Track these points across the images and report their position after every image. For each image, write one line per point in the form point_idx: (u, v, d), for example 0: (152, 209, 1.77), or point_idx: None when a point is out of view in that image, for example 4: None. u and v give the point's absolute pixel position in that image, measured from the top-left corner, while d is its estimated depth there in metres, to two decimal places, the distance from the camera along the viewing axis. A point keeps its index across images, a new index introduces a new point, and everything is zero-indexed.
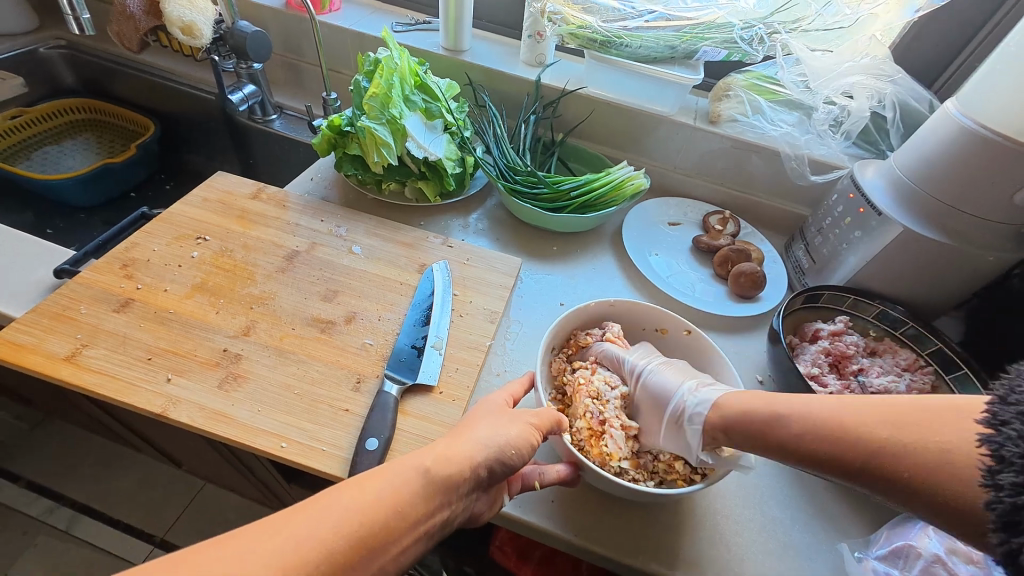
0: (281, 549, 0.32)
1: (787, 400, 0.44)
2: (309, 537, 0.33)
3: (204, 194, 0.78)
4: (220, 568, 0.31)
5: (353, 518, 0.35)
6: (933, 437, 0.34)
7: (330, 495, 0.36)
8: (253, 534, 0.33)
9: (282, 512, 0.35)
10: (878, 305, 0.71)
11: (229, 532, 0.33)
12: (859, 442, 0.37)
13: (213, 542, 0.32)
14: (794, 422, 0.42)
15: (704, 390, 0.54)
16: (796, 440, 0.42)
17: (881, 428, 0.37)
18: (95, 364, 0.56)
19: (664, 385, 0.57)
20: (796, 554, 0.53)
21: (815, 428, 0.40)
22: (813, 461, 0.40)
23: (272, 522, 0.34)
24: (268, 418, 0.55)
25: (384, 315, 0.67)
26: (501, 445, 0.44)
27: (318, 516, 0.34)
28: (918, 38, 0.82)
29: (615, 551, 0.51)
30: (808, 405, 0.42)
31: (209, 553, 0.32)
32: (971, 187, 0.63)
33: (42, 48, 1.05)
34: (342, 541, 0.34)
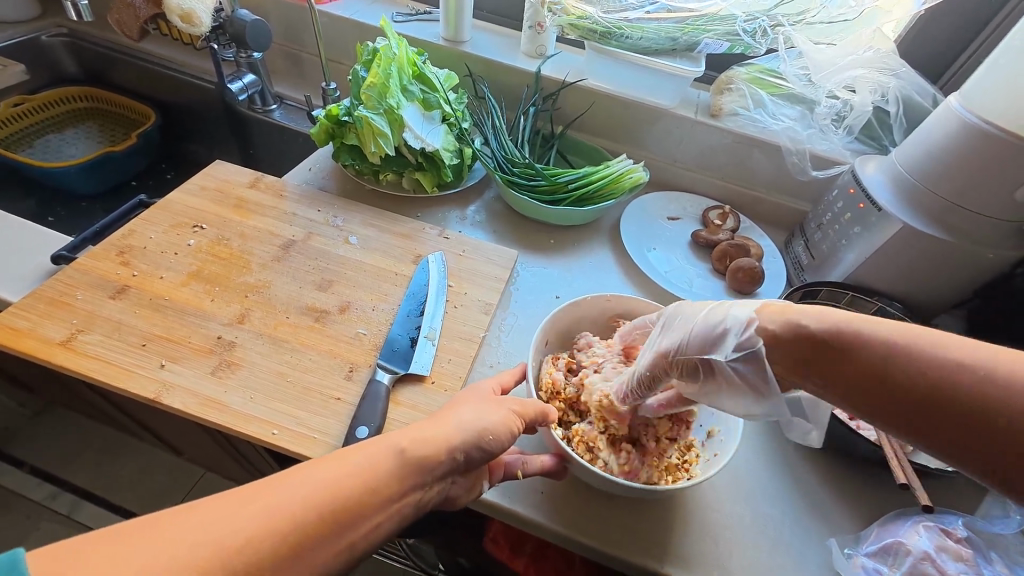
0: (249, 516, 0.33)
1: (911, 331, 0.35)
2: (278, 508, 0.34)
3: (201, 183, 0.78)
4: (187, 534, 0.31)
5: (325, 492, 0.35)
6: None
7: (300, 470, 0.36)
8: (220, 504, 0.33)
9: (253, 484, 0.35)
10: (876, 302, 0.71)
11: (196, 502, 0.33)
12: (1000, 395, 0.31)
13: (184, 508, 0.33)
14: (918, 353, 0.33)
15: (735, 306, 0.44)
16: (903, 380, 0.33)
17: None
18: (90, 349, 0.57)
19: (690, 317, 0.48)
20: (786, 548, 0.53)
21: (946, 367, 0.32)
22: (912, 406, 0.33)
23: (239, 495, 0.34)
24: (260, 406, 0.55)
25: (378, 305, 0.67)
26: (479, 429, 0.44)
27: (288, 490, 0.35)
28: (923, 32, 0.80)
29: (602, 541, 0.51)
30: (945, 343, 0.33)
31: (175, 524, 0.32)
32: (972, 183, 0.62)
33: (44, 36, 1.05)
34: (312, 514, 0.34)
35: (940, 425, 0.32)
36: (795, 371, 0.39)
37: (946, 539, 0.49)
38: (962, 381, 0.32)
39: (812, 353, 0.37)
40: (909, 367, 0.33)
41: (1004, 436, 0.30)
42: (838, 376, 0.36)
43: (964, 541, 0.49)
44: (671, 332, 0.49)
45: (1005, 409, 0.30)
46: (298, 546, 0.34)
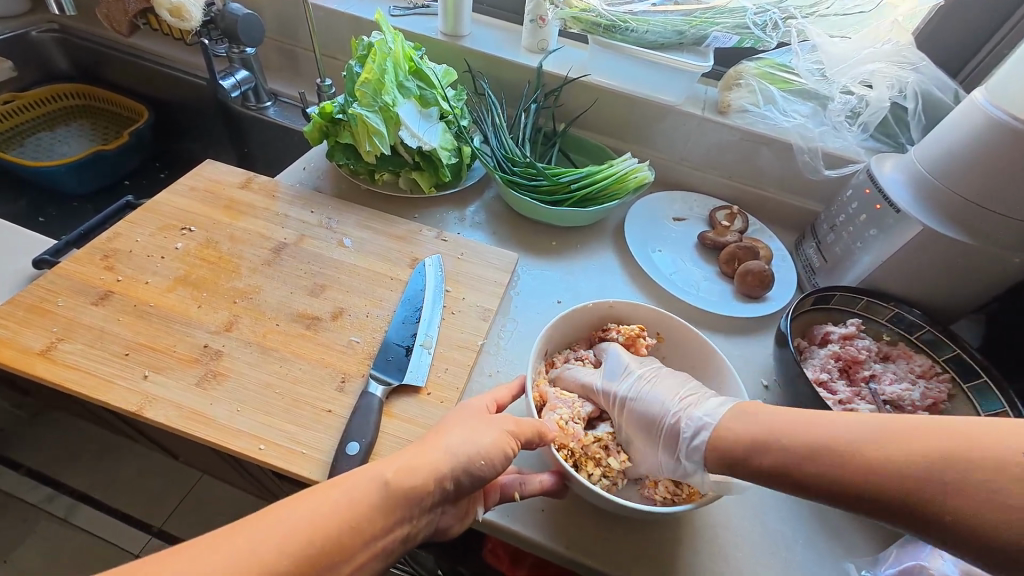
0: (219, 569, 0.30)
1: (797, 424, 0.41)
2: (249, 558, 0.31)
3: (190, 183, 0.76)
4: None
5: (301, 537, 0.33)
6: (959, 461, 0.33)
7: (275, 511, 0.34)
8: (191, 551, 0.31)
9: (225, 526, 0.33)
10: (893, 308, 0.68)
11: (163, 549, 0.31)
12: (901, 471, 0.35)
13: (149, 559, 0.30)
14: (824, 446, 0.38)
15: (705, 404, 0.49)
16: (832, 476, 0.37)
17: (900, 451, 0.36)
18: (70, 358, 0.54)
19: (653, 404, 0.52)
20: (799, 570, 0.50)
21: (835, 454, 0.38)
22: (842, 497, 0.37)
23: (210, 539, 0.32)
24: (247, 418, 0.52)
25: (373, 310, 0.64)
26: (470, 454, 0.42)
27: (263, 532, 0.32)
28: (943, 23, 0.77)
29: (606, 564, 0.49)
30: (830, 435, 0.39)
31: (141, 572, 0.30)
32: (998, 183, 0.59)
33: (34, 32, 1.03)
34: (287, 562, 0.32)
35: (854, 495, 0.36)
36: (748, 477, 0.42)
37: None
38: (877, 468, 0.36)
39: (751, 462, 0.42)
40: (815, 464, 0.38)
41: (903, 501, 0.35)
42: (776, 478, 0.40)
43: None
44: (635, 424, 0.52)
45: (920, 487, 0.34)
46: None
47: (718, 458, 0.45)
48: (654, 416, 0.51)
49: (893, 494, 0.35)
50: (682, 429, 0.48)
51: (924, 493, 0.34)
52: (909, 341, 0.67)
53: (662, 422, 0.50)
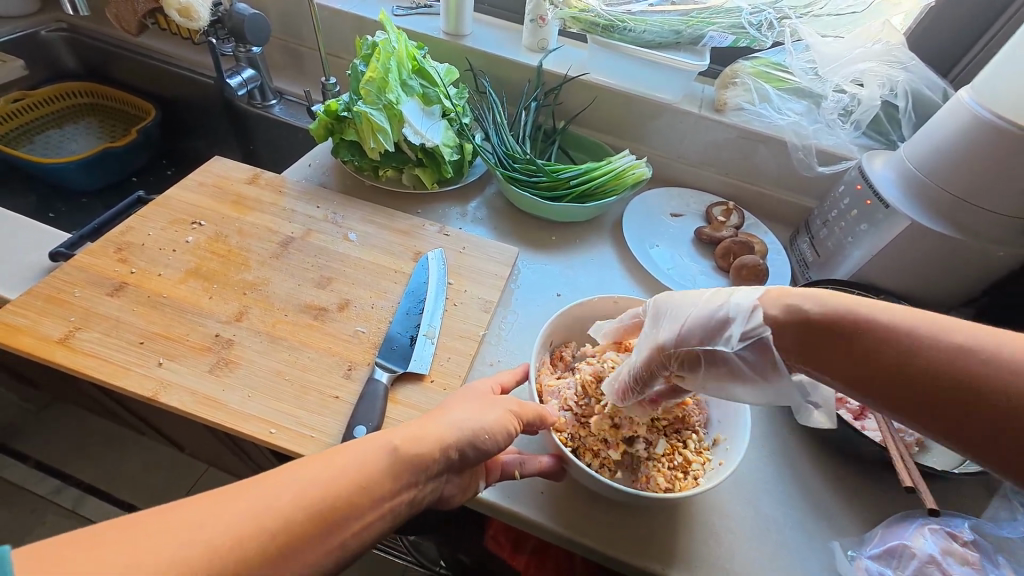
0: (236, 518, 0.32)
1: (889, 314, 0.37)
2: (265, 507, 0.33)
3: (199, 178, 0.78)
4: (170, 533, 0.31)
5: (314, 492, 0.35)
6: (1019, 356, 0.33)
7: (290, 468, 0.36)
8: (209, 502, 0.33)
9: (242, 482, 0.35)
10: (882, 301, 0.70)
11: (179, 500, 0.33)
12: (974, 378, 0.34)
13: (172, 506, 0.32)
14: (902, 339, 0.36)
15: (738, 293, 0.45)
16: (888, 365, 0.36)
17: (981, 359, 0.34)
18: (86, 346, 0.56)
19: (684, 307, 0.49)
20: (787, 550, 0.52)
21: (912, 349, 0.36)
22: (910, 395, 0.36)
23: (226, 493, 0.34)
24: (258, 404, 0.54)
25: (377, 302, 0.66)
26: (475, 428, 0.44)
27: (277, 488, 0.34)
28: (935, 23, 0.78)
29: (601, 543, 0.51)
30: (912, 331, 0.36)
31: (161, 521, 0.31)
32: (983, 179, 0.61)
33: (43, 31, 1.05)
34: (299, 513, 0.34)
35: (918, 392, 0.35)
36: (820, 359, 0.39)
37: (952, 542, 0.48)
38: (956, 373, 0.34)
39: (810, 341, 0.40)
40: (887, 360, 0.36)
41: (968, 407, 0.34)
42: (842, 363, 0.38)
43: (970, 544, 0.48)
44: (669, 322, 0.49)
45: (992, 398, 0.33)
46: (289, 544, 0.33)
47: (790, 336, 0.41)
48: (695, 320, 0.47)
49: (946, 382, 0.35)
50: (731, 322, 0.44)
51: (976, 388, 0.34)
52: None
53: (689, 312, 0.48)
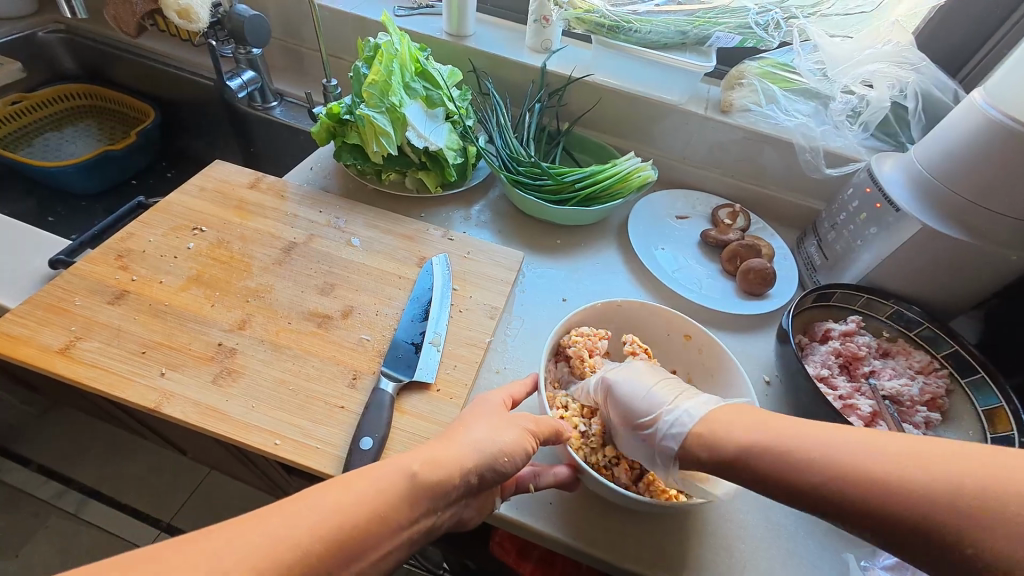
0: (251, 549, 0.31)
1: (814, 437, 0.39)
2: (282, 537, 0.33)
3: (200, 183, 0.77)
4: (185, 564, 0.30)
5: (331, 520, 0.34)
6: (894, 463, 0.35)
7: (308, 495, 0.35)
8: (224, 531, 0.32)
9: (258, 510, 0.34)
10: (892, 305, 0.69)
11: (197, 530, 0.32)
12: (896, 496, 0.34)
13: (188, 535, 0.32)
14: (823, 464, 0.37)
15: (690, 402, 0.49)
16: (836, 493, 0.36)
17: (903, 477, 0.34)
18: (88, 356, 0.55)
19: (632, 395, 0.52)
20: (799, 561, 0.51)
21: (825, 475, 0.37)
22: (855, 519, 0.35)
23: (242, 522, 0.33)
24: (263, 415, 0.53)
25: (382, 309, 0.65)
26: (493, 450, 0.43)
27: (293, 518, 0.34)
28: (943, 23, 0.78)
29: (612, 554, 0.50)
30: (835, 453, 0.37)
31: (176, 552, 0.31)
32: (996, 183, 0.60)
33: (40, 32, 1.04)
34: (317, 544, 0.33)
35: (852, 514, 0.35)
36: (749, 482, 0.41)
37: None
38: (883, 493, 0.34)
39: (750, 468, 0.41)
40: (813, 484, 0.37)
41: (909, 532, 0.33)
42: (774, 487, 0.39)
43: None
44: (616, 414, 0.52)
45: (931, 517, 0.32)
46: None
47: (714, 461, 0.44)
48: (631, 403, 0.51)
49: (887, 511, 0.34)
50: (660, 422, 0.48)
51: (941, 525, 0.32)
52: (908, 337, 0.68)
53: (638, 412, 0.50)
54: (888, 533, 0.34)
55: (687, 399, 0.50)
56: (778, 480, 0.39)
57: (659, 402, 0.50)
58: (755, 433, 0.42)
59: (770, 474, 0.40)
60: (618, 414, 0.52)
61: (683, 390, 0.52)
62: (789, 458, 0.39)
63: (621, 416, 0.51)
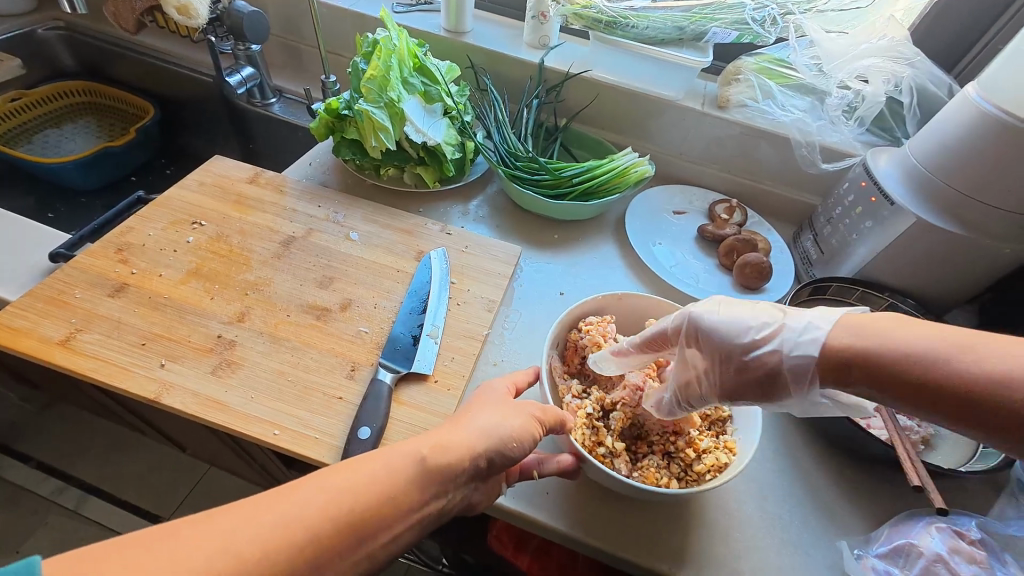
0: (263, 529, 0.32)
1: (927, 335, 0.37)
2: (294, 516, 0.33)
3: (199, 178, 0.77)
4: (198, 543, 0.30)
5: (342, 503, 0.35)
6: (1015, 362, 0.34)
7: (319, 477, 0.36)
8: (236, 511, 0.33)
9: (269, 491, 0.35)
10: (887, 298, 0.69)
11: (209, 510, 0.33)
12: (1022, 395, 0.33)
13: (201, 515, 0.32)
14: (942, 364, 0.36)
15: (802, 316, 0.45)
16: (955, 392, 0.35)
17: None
18: (88, 348, 0.56)
19: (730, 329, 0.48)
20: (794, 549, 0.52)
21: (942, 375, 0.35)
22: (966, 415, 0.35)
23: (254, 503, 0.33)
24: (262, 406, 0.54)
25: (380, 302, 0.66)
26: (502, 435, 0.44)
27: (305, 500, 0.34)
28: (938, 19, 0.78)
29: (609, 544, 0.50)
30: (954, 354, 0.35)
31: (189, 531, 0.31)
32: (989, 176, 0.60)
33: (40, 29, 1.04)
34: (329, 524, 0.34)
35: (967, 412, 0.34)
36: (851, 380, 0.40)
37: (959, 540, 0.48)
38: (1005, 393, 0.33)
39: (850, 364, 0.40)
40: (930, 380, 0.36)
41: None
42: (880, 384, 0.38)
43: (976, 543, 0.49)
44: (717, 353, 0.48)
45: None
46: (316, 556, 0.33)
47: (825, 367, 0.41)
48: (733, 337, 0.47)
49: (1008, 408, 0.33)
50: (781, 344, 0.44)
51: None
52: None
53: (747, 342, 0.46)
54: (1001, 430, 0.34)
55: (791, 315, 0.46)
56: (882, 377, 0.38)
57: (768, 327, 0.46)
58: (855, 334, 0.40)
59: (874, 372, 0.38)
60: (723, 351, 0.48)
61: (781, 309, 0.47)
62: (899, 356, 0.37)
63: (726, 354, 0.47)
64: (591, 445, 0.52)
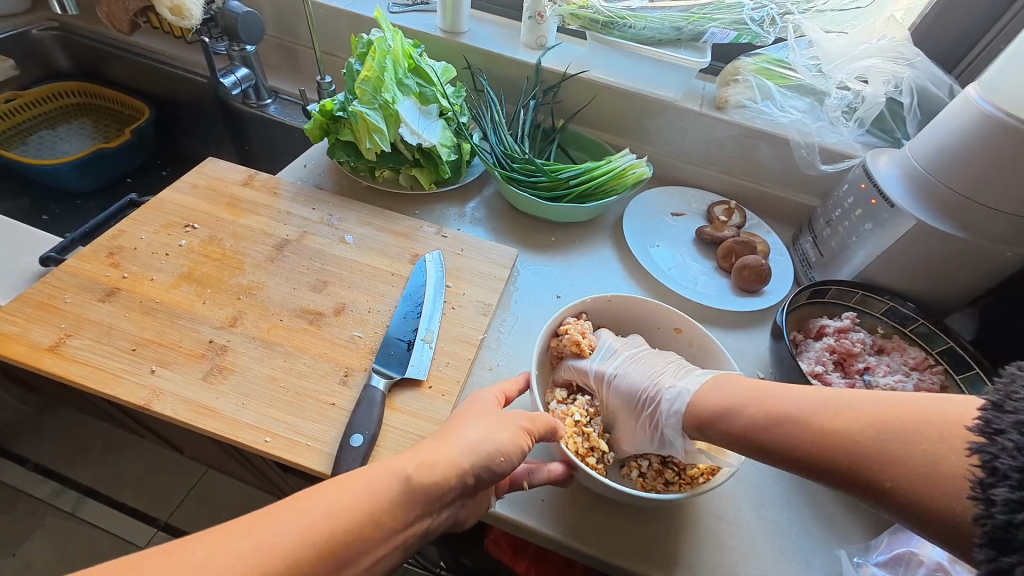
0: (242, 557, 0.31)
1: (785, 395, 0.43)
2: (273, 543, 0.32)
3: (192, 180, 0.76)
4: (175, 571, 0.30)
5: (323, 526, 0.34)
6: (841, 414, 0.39)
7: (300, 499, 0.35)
8: (215, 538, 0.32)
9: (249, 515, 0.34)
10: (887, 301, 0.69)
11: (187, 536, 0.32)
12: (848, 445, 0.38)
13: (180, 543, 0.32)
14: (786, 416, 0.42)
15: (685, 379, 0.53)
16: (795, 445, 0.40)
17: (853, 429, 0.38)
18: (78, 354, 0.55)
19: (634, 383, 0.56)
20: (792, 557, 0.51)
21: (791, 429, 0.41)
22: (812, 466, 0.40)
23: (233, 529, 0.33)
24: (254, 412, 0.53)
25: (374, 306, 0.65)
26: (489, 450, 0.43)
27: (285, 525, 0.33)
28: (939, 19, 0.77)
29: (604, 552, 0.50)
30: (806, 408, 0.41)
31: (165, 560, 0.31)
32: (990, 179, 0.59)
33: (34, 30, 1.03)
34: (308, 550, 0.33)
35: (811, 464, 0.40)
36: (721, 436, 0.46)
37: None
38: (836, 444, 0.38)
39: (723, 423, 0.46)
40: (778, 434, 0.42)
41: (861, 478, 0.37)
42: (745, 441, 0.44)
43: None
44: (621, 400, 0.56)
45: (871, 461, 0.37)
46: None
47: (700, 422, 0.48)
48: (635, 387, 0.55)
49: (835, 459, 0.38)
50: (664, 399, 0.52)
51: (881, 471, 0.36)
52: (904, 334, 0.68)
53: (643, 394, 0.54)
54: (846, 480, 0.38)
55: (686, 374, 0.54)
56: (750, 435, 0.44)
57: (659, 385, 0.53)
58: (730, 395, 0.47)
59: (736, 427, 0.45)
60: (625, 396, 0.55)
61: (682, 369, 0.55)
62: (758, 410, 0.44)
63: (628, 401, 0.55)
64: (584, 452, 0.52)
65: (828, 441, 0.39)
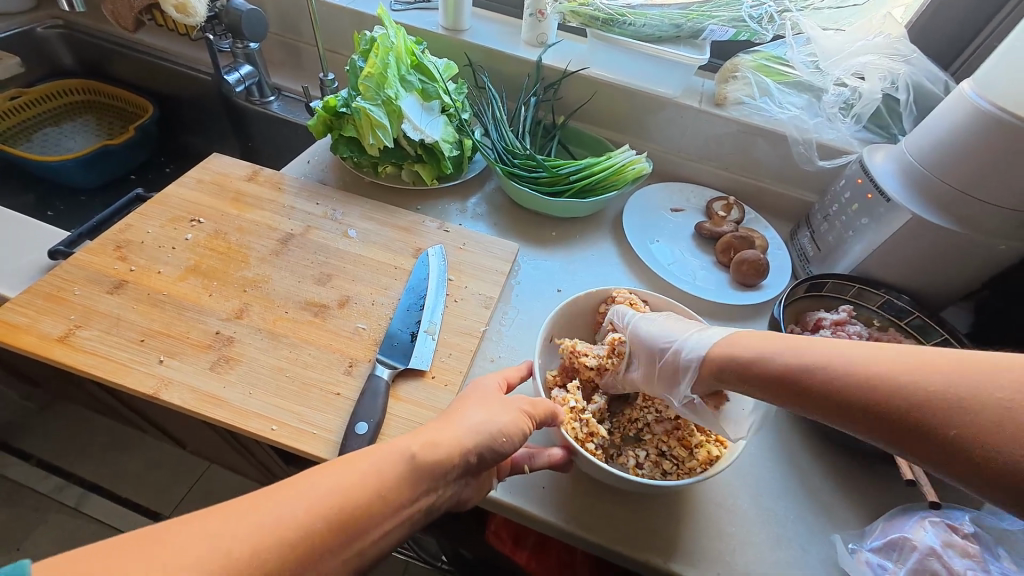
0: (254, 529, 0.32)
1: (828, 343, 0.40)
2: (284, 516, 0.33)
3: (198, 175, 0.77)
4: (190, 543, 0.31)
5: (332, 500, 0.35)
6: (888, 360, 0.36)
7: (309, 475, 0.36)
8: (227, 512, 0.33)
9: (259, 491, 0.35)
10: (884, 295, 0.69)
11: (200, 510, 0.33)
12: (895, 391, 0.34)
13: (192, 516, 0.32)
14: (821, 362, 0.39)
15: (706, 333, 0.52)
16: (838, 391, 0.37)
17: (901, 374, 0.35)
18: (87, 345, 0.56)
19: (658, 335, 0.55)
20: (789, 544, 0.52)
21: (829, 376, 0.38)
22: (851, 413, 0.37)
23: (244, 503, 0.34)
24: (261, 401, 0.54)
25: (378, 298, 0.66)
26: (492, 430, 0.44)
27: (295, 500, 0.34)
28: (935, 17, 0.78)
29: (605, 538, 0.51)
30: (845, 357, 0.38)
31: (180, 533, 0.31)
32: (985, 174, 0.60)
33: (39, 28, 1.04)
34: (319, 522, 0.34)
35: (852, 411, 0.36)
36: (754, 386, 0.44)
37: (953, 534, 0.48)
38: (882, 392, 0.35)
39: (755, 372, 0.44)
40: (818, 378, 0.39)
41: (905, 423, 0.34)
42: (782, 390, 0.41)
43: (970, 537, 0.48)
44: (641, 349, 0.56)
45: (916, 401, 0.33)
46: (307, 554, 0.33)
47: (731, 371, 0.46)
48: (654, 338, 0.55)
49: (879, 405, 0.35)
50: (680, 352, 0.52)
51: (939, 417, 0.32)
52: (900, 327, 0.69)
53: (662, 347, 0.54)
54: (887, 426, 0.35)
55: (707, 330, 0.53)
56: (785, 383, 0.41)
57: (678, 338, 0.53)
58: (765, 345, 0.44)
59: (772, 376, 0.42)
60: (645, 345, 0.55)
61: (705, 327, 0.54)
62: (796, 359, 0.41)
63: (647, 351, 0.55)
64: (584, 437, 0.52)
65: (871, 387, 0.36)
